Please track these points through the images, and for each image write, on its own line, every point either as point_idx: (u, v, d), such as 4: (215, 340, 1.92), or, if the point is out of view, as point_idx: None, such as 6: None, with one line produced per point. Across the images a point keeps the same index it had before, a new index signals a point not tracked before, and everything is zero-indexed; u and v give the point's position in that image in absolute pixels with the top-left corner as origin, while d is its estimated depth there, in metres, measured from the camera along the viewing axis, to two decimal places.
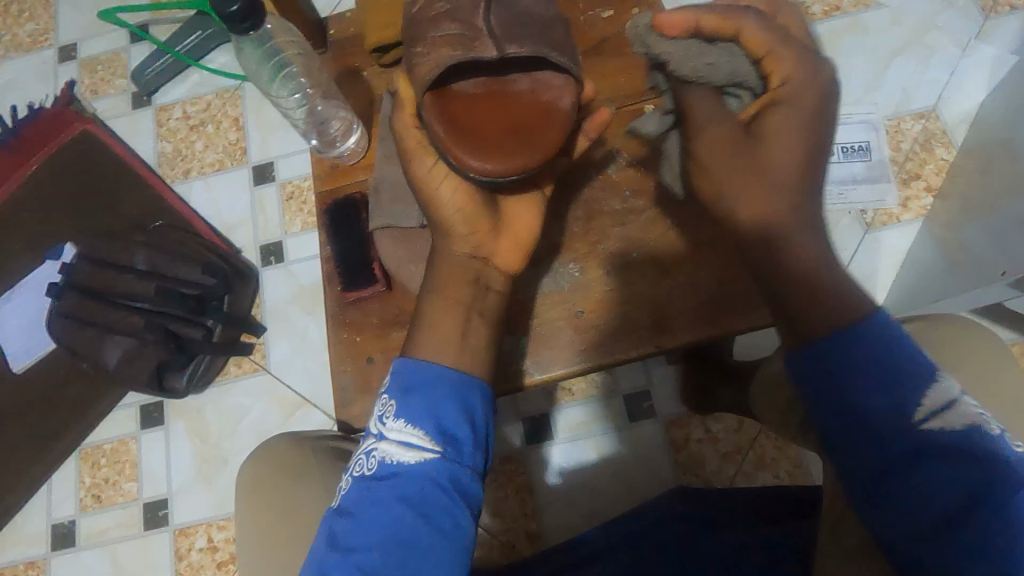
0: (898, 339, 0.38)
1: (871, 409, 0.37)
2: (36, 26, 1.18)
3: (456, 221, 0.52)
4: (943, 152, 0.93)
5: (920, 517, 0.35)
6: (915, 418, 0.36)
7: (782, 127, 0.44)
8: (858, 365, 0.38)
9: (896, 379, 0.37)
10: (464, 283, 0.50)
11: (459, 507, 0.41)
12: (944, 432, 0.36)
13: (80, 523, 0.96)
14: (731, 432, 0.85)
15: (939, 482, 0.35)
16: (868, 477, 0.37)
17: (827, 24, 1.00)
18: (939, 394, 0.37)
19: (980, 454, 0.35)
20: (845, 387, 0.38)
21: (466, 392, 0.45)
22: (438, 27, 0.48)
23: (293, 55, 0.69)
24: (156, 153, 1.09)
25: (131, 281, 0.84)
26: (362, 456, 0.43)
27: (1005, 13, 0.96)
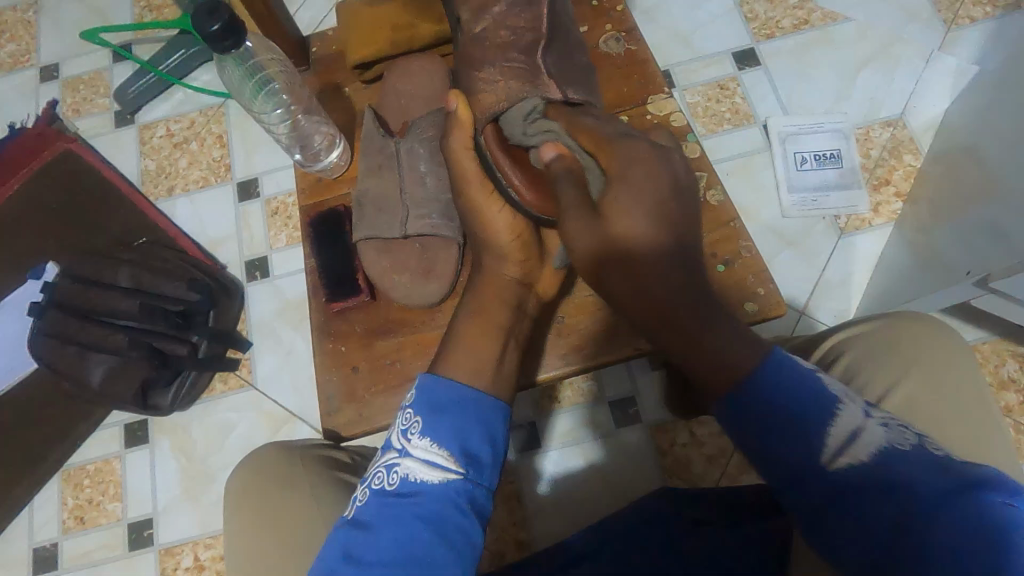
0: (801, 378, 0.43)
1: (786, 457, 0.42)
2: (17, 46, 1.18)
3: (512, 248, 0.56)
4: (911, 158, 0.96)
5: (865, 542, 0.38)
6: (824, 455, 0.41)
7: (627, 208, 0.48)
8: (769, 414, 0.43)
9: (796, 423, 0.42)
10: (505, 308, 0.54)
11: (476, 528, 0.41)
12: (856, 459, 0.40)
13: (63, 546, 0.94)
14: (715, 436, 0.87)
15: (865, 513, 0.39)
16: (809, 513, 0.41)
17: (796, 38, 1.04)
18: (841, 427, 0.41)
19: (894, 470, 0.39)
20: (754, 440, 0.43)
21: (492, 418, 0.46)
22: (504, 57, 0.56)
23: (277, 72, 0.69)
24: (139, 170, 1.09)
25: (115, 298, 0.84)
26: (383, 470, 0.43)
27: (966, 26, 1.00)
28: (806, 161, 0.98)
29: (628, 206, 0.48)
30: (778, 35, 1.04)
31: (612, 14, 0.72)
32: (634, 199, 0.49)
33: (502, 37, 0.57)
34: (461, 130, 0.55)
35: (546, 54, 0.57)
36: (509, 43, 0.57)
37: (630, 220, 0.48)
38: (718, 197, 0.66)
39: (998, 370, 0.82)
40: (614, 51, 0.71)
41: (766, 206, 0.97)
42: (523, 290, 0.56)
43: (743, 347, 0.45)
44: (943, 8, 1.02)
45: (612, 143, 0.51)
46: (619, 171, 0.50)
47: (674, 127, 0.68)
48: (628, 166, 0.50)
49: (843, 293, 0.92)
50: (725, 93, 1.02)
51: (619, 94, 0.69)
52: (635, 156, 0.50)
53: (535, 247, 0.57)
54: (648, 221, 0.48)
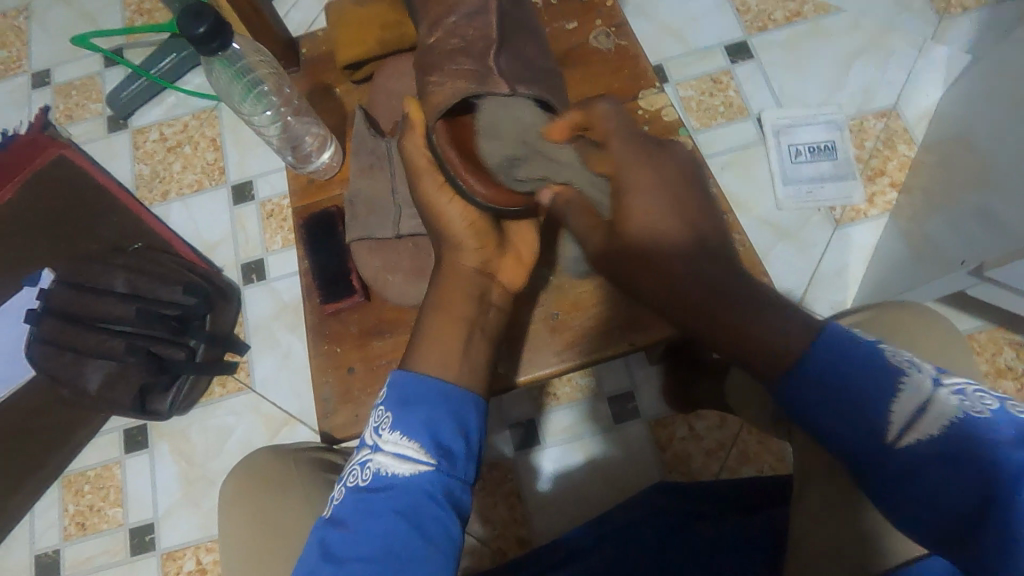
0: (853, 352, 0.41)
1: (843, 436, 0.40)
2: (8, 53, 1.18)
3: (468, 236, 0.55)
4: (905, 148, 0.96)
5: (946, 521, 0.35)
6: (890, 432, 0.38)
7: (648, 207, 0.52)
8: (824, 396, 0.41)
9: (849, 403, 0.40)
10: (466, 300, 0.52)
11: (451, 518, 0.41)
12: (925, 433, 0.37)
13: (65, 552, 0.94)
14: (714, 429, 0.87)
15: (945, 487, 0.35)
16: (882, 492, 0.38)
17: (788, 30, 1.04)
18: (907, 400, 0.38)
19: (970, 440, 0.35)
20: (814, 423, 0.42)
21: (462, 408, 0.45)
22: (454, 60, 0.55)
23: (266, 72, 0.69)
24: (134, 175, 1.09)
25: (111, 304, 0.84)
26: (357, 467, 0.43)
27: (958, 14, 1.00)
28: (799, 153, 0.98)
29: (645, 202, 0.52)
30: (771, 27, 1.04)
31: (602, 9, 0.72)
32: (654, 197, 0.52)
33: (454, 43, 0.56)
34: (411, 134, 0.57)
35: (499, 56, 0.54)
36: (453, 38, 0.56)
37: (647, 211, 0.52)
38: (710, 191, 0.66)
39: (995, 357, 0.82)
40: (604, 46, 0.70)
41: (761, 199, 0.97)
42: (483, 279, 0.54)
43: (786, 326, 0.44)
44: None
45: (621, 144, 0.54)
46: (624, 174, 0.54)
47: (666, 121, 0.68)
48: (636, 171, 0.53)
49: (839, 284, 0.92)
50: (718, 86, 1.02)
51: (610, 89, 0.69)
52: (641, 157, 0.54)
53: (493, 235, 0.56)
54: (667, 223, 0.52)
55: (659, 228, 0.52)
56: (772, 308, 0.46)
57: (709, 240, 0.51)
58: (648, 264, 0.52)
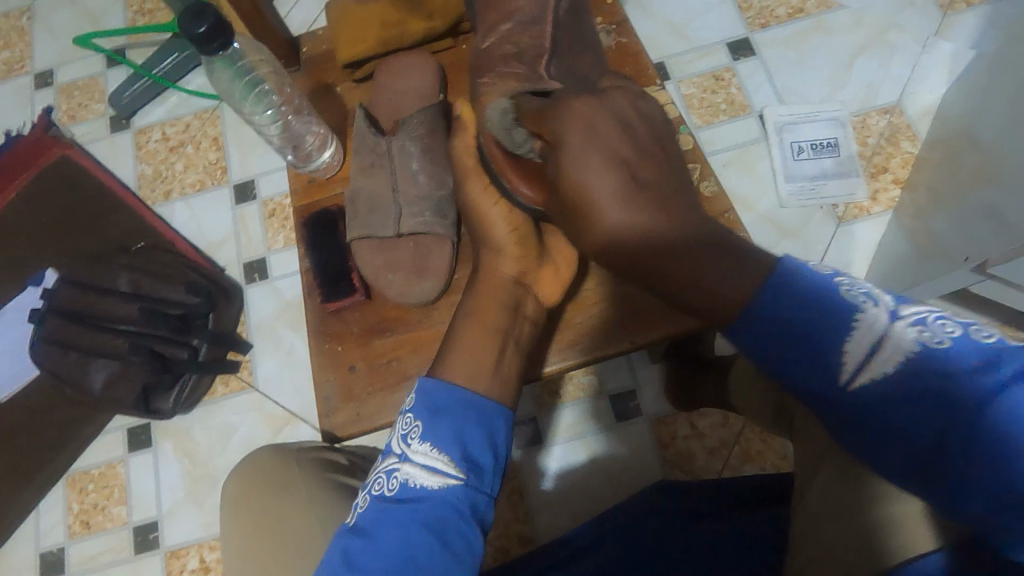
0: (810, 288, 0.39)
1: (801, 378, 0.39)
2: (11, 53, 1.18)
3: (511, 243, 0.56)
4: (909, 145, 0.96)
5: (902, 450, 0.35)
6: (844, 371, 0.37)
7: (580, 160, 0.43)
8: (773, 334, 0.39)
9: (798, 334, 0.38)
10: (499, 310, 0.52)
11: (475, 532, 0.41)
12: (884, 367, 0.36)
13: (69, 550, 0.95)
14: (717, 427, 0.87)
15: (905, 420, 0.35)
16: (839, 424, 0.38)
17: (791, 26, 1.03)
18: (863, 335, 0.37)
19: (931, 373, 0.35)
20: (762, 355, 0.40)
21: (492, 422, 0.45)
22: (506, 65, 0.57)
23: (267, 72, 0.69)
24: (136, 175, 1.10)
25: (115, 303, 0.84)
26: (383, 476, 0.43)
27: (962, 10, 0.99)
28: (802, 150, 0.97)
29: (593, 162, 0.42)
30: (773, 24, 1.03)
31: (603, 7, 0.72)
32: (592, 150, 0.42)
33: (508, 49, 0.57)
34: (462, 135, 0.58)
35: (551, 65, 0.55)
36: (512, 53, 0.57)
37: (593, 179, 0.42)
38: (712, 189, 0.66)
39: None
40: (605, 44, 0.70)
41: (763, 197, 0.97)
42: (518, 290, 0.55)
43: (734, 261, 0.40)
44: None
45: (548, 113, 0.47)
46: (557, 137, 0.45)
47: (667, 119, 0.67)
48: (565, 127, 0.44)
49: None
50: (720, 84, 1.02)
51: None
52: (574, 113, 0.45)
53: (533, 244, 0.57)
54: (625, 198, 0.41)
55: (592, 188, 0.42)
56: (731, 244, 0.41)
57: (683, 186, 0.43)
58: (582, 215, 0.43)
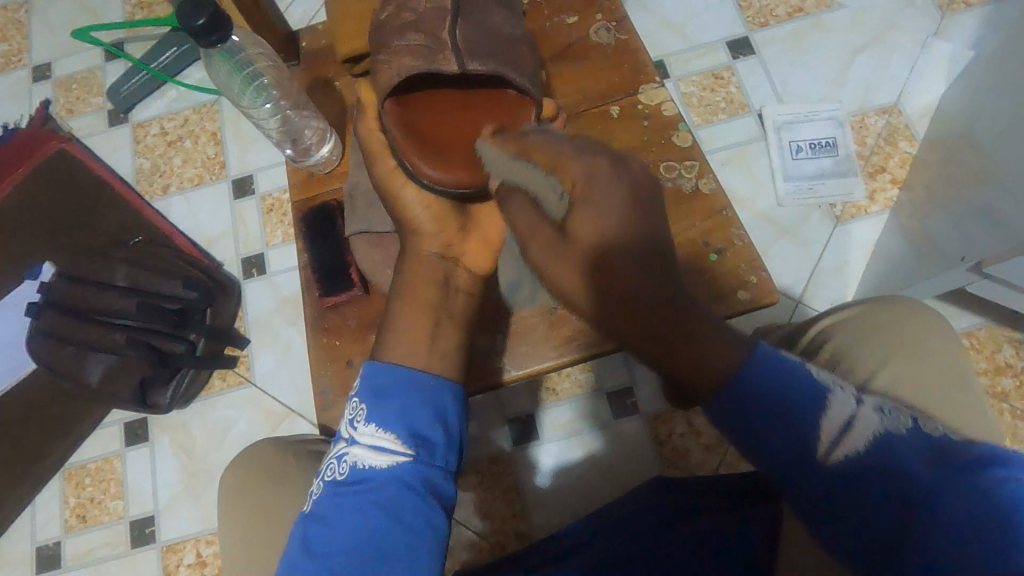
0: (791, 373, 0.42)
1: (777, 449, 0.41)
2: (9, 46, 1.18)
3: (427, 221, 0.53)
4: (907, 145, 0.96)
5: (873, 530, 0.37)
6: (821, 446, 0.40)
7: (595, 218, 0.43)
8: (758, 402, 0.42)
9: (786, 417, 0.41)
10: (433, 285, 0.50)
11: (432, 508, 0.41)
12: (851, 449, 0.39)
13: (66, 544, 0.95)
14: (713, 425, 0.87)
15: (871, 500, 0.37)
16: (815, 506, 0.39)
17: (790, 25, 1.03)
18: (835, 416, 0.40)
19: (897, 457, 0.38)
20: (758, 439, 0.42)
21: (439, 398, 0.45)
22: (403, 36, 0.54)
23: (265, 66, 0.69)
24: (134, 169, 1.09)
25: (112, 298, 0.84)
26: (335, 461, 0.43)
27: (961, 11, 0.99)
28: (800, 150, 0.98)
29: (599, 207, 0.43)
30: (773, 23, 1.04)
31: (602, 3, 0.72)
32: (599, 201, 0.43)
33: (406, 18, 0.55)
34: (365, 118, 0.56)
35: (454, 27, 0.53)
36: (409, 22, 0.54)
37: (601, 231, 0.43)
38: (709, 187, 0.66)
39: (994, 355, 0.82)
40: (604, 40, 0.70)
41: (760, 195, 0.97)
42: (446, 264, 0.52)
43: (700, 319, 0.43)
44: None
45: (565, 154, 0.46)
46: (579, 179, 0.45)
47: (665, 116, 0.68)
48: (595, 168, 0.44)
49: (840, 280, 0.92)
50: (719, 83, 1.02)
51: (609, 84, 0.69)
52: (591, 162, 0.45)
53: (455, 216, 0.54)
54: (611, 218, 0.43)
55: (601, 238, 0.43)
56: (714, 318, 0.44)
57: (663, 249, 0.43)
58: (586, 248, 0.43)
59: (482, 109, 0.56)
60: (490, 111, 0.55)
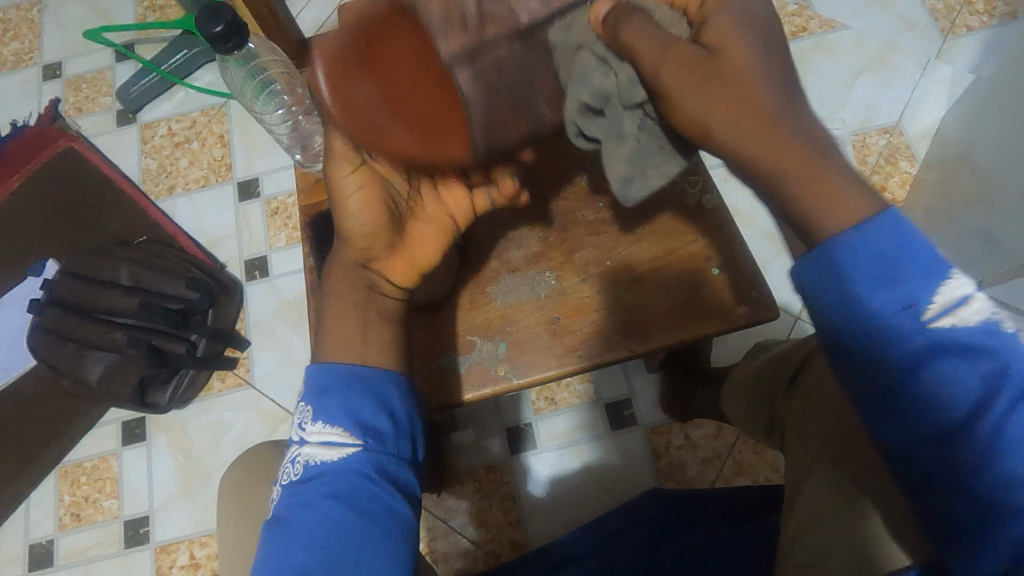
0: (906, 236, 0.32)
1: (877, 314, 0.32)
2: (20, 44, 1.19)
3: (359, 235, 0.47)
4: (908, 165, 0.97)
5: (930, 421, 0.32)
6: (920, 321, 0.31)
7: (736, 35, 0.37)
8: (868, 259, 0.32)
9: (906, 273, 0.31)
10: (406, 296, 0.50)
11: (389, 493, 0.41)
12: (957, 331, 0.31)
13: (59, 542, 0.94)
14: (709, 438, 0.87)
15: (942, 389, 0.32)
16: (879, 386, 0.33)
17: (794, 44, 1.05)
18: (952, 291, 0.31)
19: (1000, 348, 0.31)
20: (847, 296, 0.32)
21: (382, 390, 0.45)
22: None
23: (277, 73, 0.73)
24: (140, 169, 1.10)
25: (116, 296, 0.85)
26: (289, 464, 0.43)
27: (962, 35, 1.01)
28: None
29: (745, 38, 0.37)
30: None
31: None
32: (742, 30, 0.37)
33: None
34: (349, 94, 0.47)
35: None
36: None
37: (742, 57, 0.36)
38: None
39: None
40: None
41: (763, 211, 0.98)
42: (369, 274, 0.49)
43: (820, 151, 0.34)
44: (940, 17, 1.02)
45: None
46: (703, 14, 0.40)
47: None
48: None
49: None
50: None
51: None
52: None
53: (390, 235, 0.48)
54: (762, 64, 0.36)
55: (738, 93, 0.36)
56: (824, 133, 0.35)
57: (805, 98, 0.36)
58: (713, 72, 0.37)
59: (414, 123, 0.43)
60: (424, 100, 0.43)
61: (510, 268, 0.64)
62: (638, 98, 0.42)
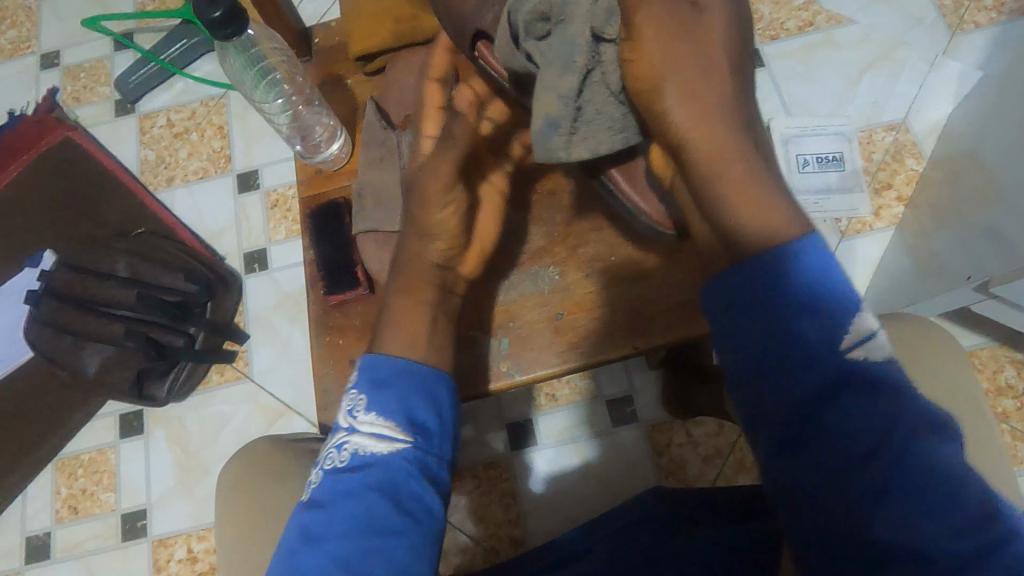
0: (826, 274, 0.38)
1: (802, 334, 0.37)
2: (18, 33, 1.18)
3: (442, 240, 0.53)
4: (913, 162, 0.96)
5: (843, 449, 0.35)
6: (840, 347, 0.37)
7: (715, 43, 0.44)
8: (795, 286, 0.38)
9: (821, 303, 0.38)
10: (431, 287, 0.53)
11: (430, 494, 0.42)
12: (867, 362, 0.36)
13: (56, 535, 0.94)
14: (711, 437, 0.86)
15: (852, 417, 0.35)
16: (798, 407, 0.36)
17: (800, 39, 1.03)
18: (860, 328, 0.37)
19: (898, 387, 0.36)
20: (778, 313, 0.38)
21: (435, 389, 0.46)
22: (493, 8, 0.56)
23: (278, 61, 0.71)
24: (139, 160, 1.09)
25: (111, 288, 0.84)
26: (334, 449, 0.43)
27: (970, 31, 1.00)
28: (807, 163, 0.98)
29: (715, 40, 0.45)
30: (783, 36, 1.04)
31: None
32: (726, 20, 0.45)
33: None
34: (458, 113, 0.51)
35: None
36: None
37: (714, 61, 0.44)
38: None
39: (996, 376, 0.82)
40: None
41: None
42: (444, 275, 0.54)
43: (748, 159, 0.43)
44: (948, 12, 1.01)
45: None
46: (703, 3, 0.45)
47: None
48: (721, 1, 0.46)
49: None
50: None
51: None
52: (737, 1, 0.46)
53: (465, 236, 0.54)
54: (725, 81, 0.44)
55: (701, 93, 0.44)
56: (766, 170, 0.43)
57: (757, 125, 0.44)
58: (692, 42, 0.44)
59: None
60: None
61: (513, 263, 0.64)
62: (610, 33, 0.47)
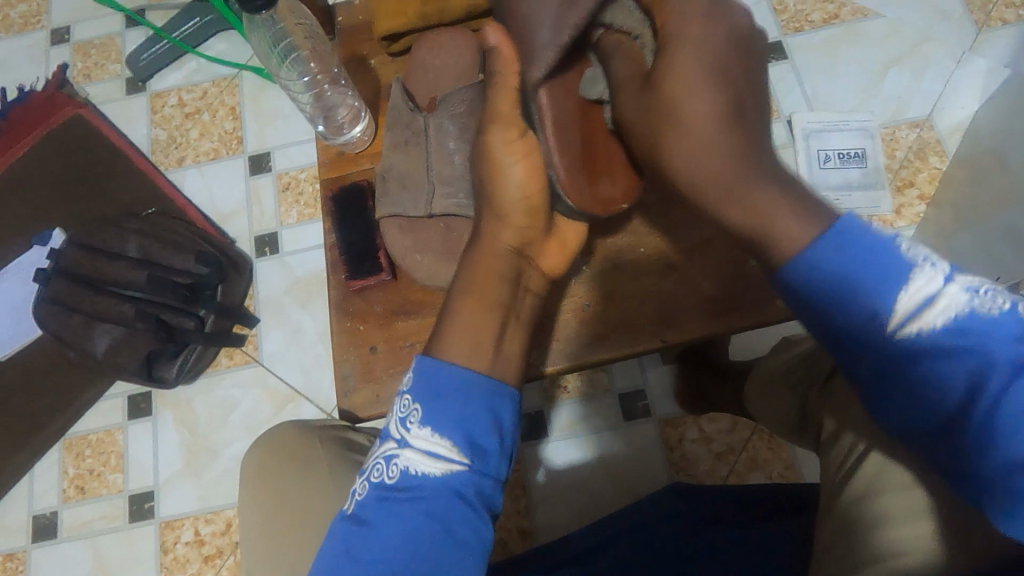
0: (865, 238, 0.35)
1: (850, 317, 0.35)
2: (28, 7, 1.16)
3: (519, 211, 0.51)
4: (937, 161, 0.94)
5: (921, 415, 0.34)
6: (893, 323, 0.34)
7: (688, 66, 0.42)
8: (819, 275, 0.36)
9: (858, 281, 0.35)
10: (503, 283, 0.49)
11: (483, 521, 0.39)
12: (924, 332, 0.34)
13: (61, 515, 0.94)
14: (724, 433, 0.86)
15: (923, 384, 0.34)
16: (871, 373, 0.36)
17: (824, 31, 1.01)
18: (919, 291, 0.34)
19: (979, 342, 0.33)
20: (804, 301, 0.37)
21: (498, 401, 0.42)
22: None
23: (301, 38, 0.69)
24: (150, 139, 1.08)
25: (121, 268, 0.83)
26: (382, 461, 0.41)
27: (997, 28, 0.98)
28: (829, 159, 0.95)
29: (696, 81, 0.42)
30: (807, 28, 1.02)
31: None
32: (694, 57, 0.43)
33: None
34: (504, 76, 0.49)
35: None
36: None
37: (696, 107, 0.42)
38: None
39: None
40: None
41: None
42: (520, 261, 0.51)
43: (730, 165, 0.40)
44: (975, 8, 0.99)
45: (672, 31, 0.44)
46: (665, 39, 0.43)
47: None
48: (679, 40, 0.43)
49: None
50: None
51: None
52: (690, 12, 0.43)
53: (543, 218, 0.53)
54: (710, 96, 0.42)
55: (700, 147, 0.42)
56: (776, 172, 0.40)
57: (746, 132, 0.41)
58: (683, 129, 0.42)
59: None
60: None
61: None
62: None
